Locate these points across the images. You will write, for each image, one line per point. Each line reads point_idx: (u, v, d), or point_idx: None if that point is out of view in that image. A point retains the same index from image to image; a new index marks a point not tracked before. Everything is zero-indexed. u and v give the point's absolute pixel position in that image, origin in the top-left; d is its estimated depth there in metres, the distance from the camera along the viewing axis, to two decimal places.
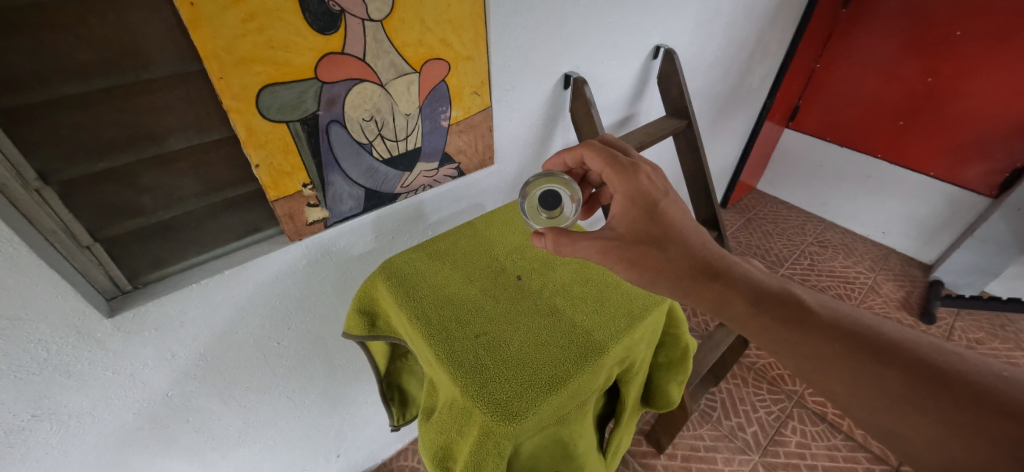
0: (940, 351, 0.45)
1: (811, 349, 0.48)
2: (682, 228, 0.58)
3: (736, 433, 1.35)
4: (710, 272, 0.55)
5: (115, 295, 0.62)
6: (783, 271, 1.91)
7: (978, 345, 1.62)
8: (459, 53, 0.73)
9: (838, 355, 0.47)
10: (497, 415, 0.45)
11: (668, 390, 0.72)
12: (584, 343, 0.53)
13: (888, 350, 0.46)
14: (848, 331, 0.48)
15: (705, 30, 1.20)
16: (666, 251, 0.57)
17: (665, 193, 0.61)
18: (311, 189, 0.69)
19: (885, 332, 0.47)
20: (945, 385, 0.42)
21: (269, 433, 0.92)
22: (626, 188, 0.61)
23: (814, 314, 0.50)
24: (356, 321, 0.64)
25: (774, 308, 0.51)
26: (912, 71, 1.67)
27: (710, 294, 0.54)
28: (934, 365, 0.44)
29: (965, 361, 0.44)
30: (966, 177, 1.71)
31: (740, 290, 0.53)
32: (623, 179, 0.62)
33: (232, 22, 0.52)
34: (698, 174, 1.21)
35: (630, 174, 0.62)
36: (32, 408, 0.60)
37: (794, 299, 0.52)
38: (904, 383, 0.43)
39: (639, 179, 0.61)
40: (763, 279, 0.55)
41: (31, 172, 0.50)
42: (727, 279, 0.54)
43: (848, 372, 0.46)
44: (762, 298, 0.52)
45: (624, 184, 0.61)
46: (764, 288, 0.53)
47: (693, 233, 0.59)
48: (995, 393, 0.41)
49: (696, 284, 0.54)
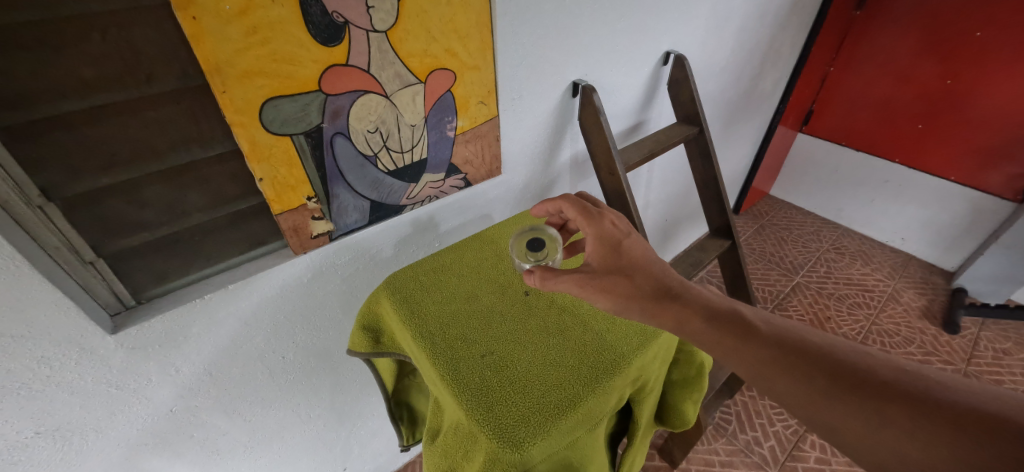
0: (856, 351, 0.46)
1: (753, 357, 0.47)
2: (645, 263, 0.56)
3: (753, 448, 1.31)
4: (669, 294, 0.53)
5: (119, 310, 0.62)
6: (799, 278, 1.87)
7: (1004, 357, 1.55)
8: (465, 62, 0.71)
9: (776, 361, 0.46)
10: (503, 442, 0.43)
11: (683, 409, 0.69)
12: (596, 363, 0.51)
13: (816, 355, 0.46)
14: (784, 341, 0.48)
15: (717, 34, 1.17)
16: (640, 285, 0.54)
17: (625, 235, 0.58)
18: (316, 202, 0.68)
19: (810, 339, 0.48)
20: (862, 382, 0.42)
21: (276, 447, 0.91)
22: (593, 231, 0.58)
23: (755, 328, 0.49)
24: (360, 337, 0.62)
25: (721, 322, 0.50)
26: (930, 72, 1.63)
27: (670, 315, 0.51)
28: (854, 366, 0.44)
29: (875, 360, 0.44)
30: (989, 181, 1.66)
31: (696, 308, 0.52)
32: (590, 223, 0.59)
33: (234, 36, 0.51)
34: (710, 183, 1.18)
35: (597, 220, 0.59)
36: (35, 425, 0.60)
37: (739, 317, 0.51)
38: (831, 383, 0.43)
39: (604, 228, 0.58)
40: (714, 298, 0.54)
41: (34, 190, 0.50)
42: (685, 301, 0.52)
43: (788, 377, 0.45)
44: (715, 315, 0.51)
45: (592, 228, 0.59)
46: (715, 306, 0.52)
47: (658, 266, 0.56)
48: (905, 386, 0.41)
49: (655, 304, 0.52)
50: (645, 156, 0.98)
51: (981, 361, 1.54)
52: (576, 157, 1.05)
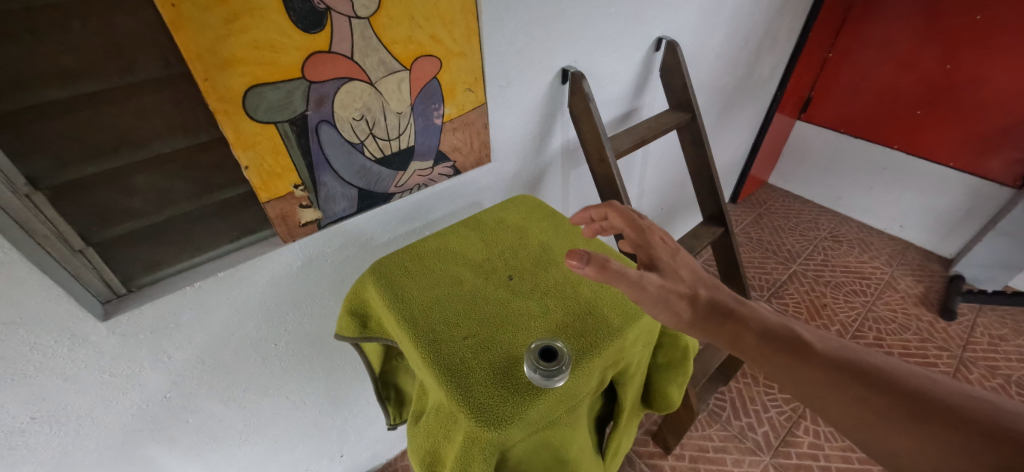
0: (914, 374, 0.46)
1: (804, 376, 0.49)
2: (696, 280, 0.56)
3: (746, 433, 1.32)
4: (723, 311, 0.54)
5: (110, 298, 0.63)
6: (796, 267, 1.87)
7: (1001, 343, 1.55)
8: (450, 49, 0.71)
9: (830, 381, 0.48)
10: (481, 421, 0.44)
11: (668, 393, 0.69)
12: (576, 344, 0.51)
13: (870, 375, 0.47)
14: (838, 360, 0.49)
15: (710, 20, 1.16)
16: (696, 302, 0.54)
17: (674, 252, 0.57)
18: (303, 190, 0.69)
19: (867, 359, 0.48)
20: (917, 403, 0.43)
21: (271, 434, 0.93)
22: (641, 245, 0.58)
23: (807, 346, 0.51)
24: (347, 323, 0.63)
25: (775, 341, 0.52)
26: (930, 57, 1.62)
27: (723, 333, 0.53)
28: (910, 389, 0.45)
29: (935, 383, 0.44)
30: (988, 167, 1.65)
31: (750, 326, 0.53)
32: (639, 237, 0.58)
33: (214, 23, 0.51)
34: (703, 170, 1.17)
35: (645, 234, 0.58)
36: (30, 411, 0.61)
37: (794, 337, 0.52)
38: (882, 401, 0.45)
39: (654, 241, 0.57)
40: (768, 317, 0.55)
41: (20, 178, 0.50)
42: (740, 319, 0.54)
43: (839, 397, 0.46)
44: (768, 333, 0.52)
45: (638, 244, 0.58)
46: (769, 325, 0.54)
47: (711, 284, 0.56)
48: (962, 411, 0.42)
49: (711, 322, 0.54)
50: (635, 143, 0.98)
51: (977, 347, 1.54)
52: (567, 144, 1.05)
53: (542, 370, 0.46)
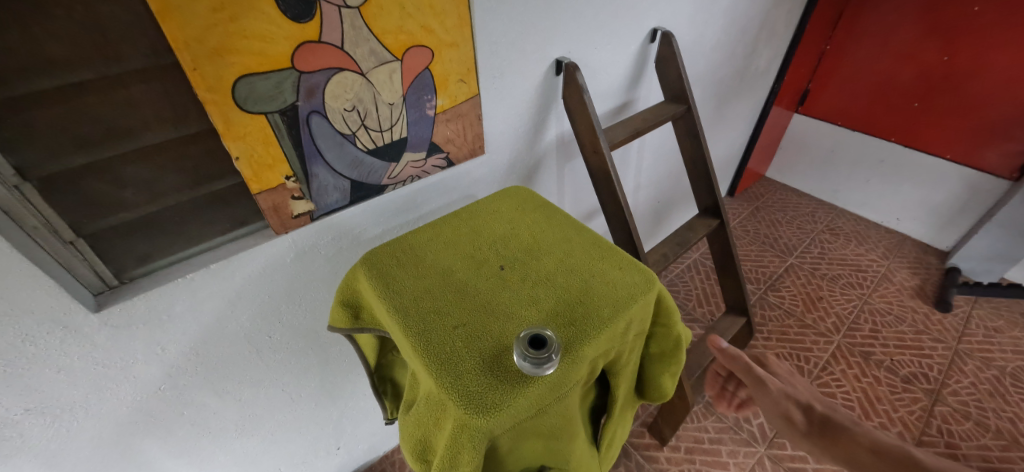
0: None
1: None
2: (809, 402, 0.70)
3: (742, 425, 1.33)
4: (831, 430, 0.66)
5: (102, 290, 0.63)
6: (793, 260, 1.87)
7: (996, 335, 1.56)
8: (442, 39, 0.71)
9: None
10: (470, 409, 0.44)
11: (662, 383, 0.71)
12: (566, 333, 0.51)
13: None
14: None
15: (706, 11, 1.16)
16: (813, 418, 0.69)
17: (750, 368, 0.75)
18: (295, 181, 0.69)
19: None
20: None
21: (268, 426, 0.94)
22: (750, 371, 0.75)
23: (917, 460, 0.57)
24: (340, 314, 0.63)
25: (886, 455, 0.59)
26: (928, 49, 1.61)
27: (838, 448, 0.64)
28: None
29: None
30: (986, 159, 1.64)
31: (860, 443, 0.62)
32: (746, 374, 0.75)
33: (201, 12, 0.51)
34: (699, 162, 1.17)
35: (749, 372, 0.75)
36: (24, 402, 0.61)
37: (907, 456, 0.58)
38: None
39: (751, 367, 0.75)
40: (885, 438, 0.62)
41: (8, 169, 0.50)
42: (848, 438, 0.63)
43: None
44: (879, 450, 0.60)
45: (750, 377, 0.75)
46: (882, 441, 0.61)
47: (820, 409, 0.69)
48: None
49: (823, 440, 0.66)
50: (630, 135, 0.98)
51: (972, 339, 1.54)
52: (562, 136, 1.05)
53: (531, 358, 0.45)
